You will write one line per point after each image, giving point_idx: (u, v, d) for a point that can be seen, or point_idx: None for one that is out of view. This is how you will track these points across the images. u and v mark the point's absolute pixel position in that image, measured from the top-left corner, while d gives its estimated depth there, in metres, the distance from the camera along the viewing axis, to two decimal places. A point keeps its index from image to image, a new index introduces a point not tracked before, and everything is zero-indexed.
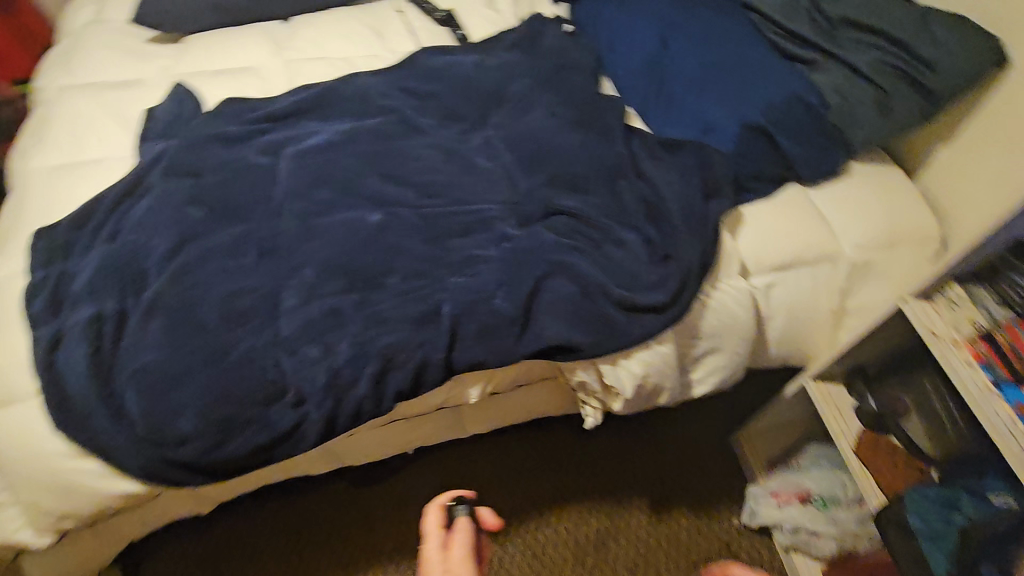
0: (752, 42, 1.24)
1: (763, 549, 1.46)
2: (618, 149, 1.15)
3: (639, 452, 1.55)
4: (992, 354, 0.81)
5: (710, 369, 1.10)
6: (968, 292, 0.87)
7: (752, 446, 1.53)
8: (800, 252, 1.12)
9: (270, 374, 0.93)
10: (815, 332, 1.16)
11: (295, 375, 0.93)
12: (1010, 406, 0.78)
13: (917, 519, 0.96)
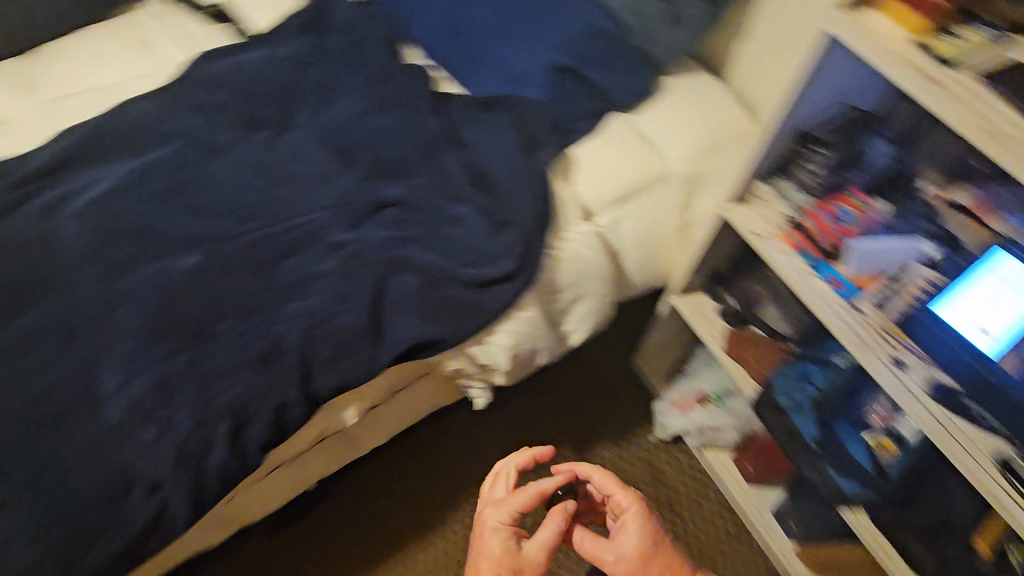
0: None
1: (680, 457, 1.56)
2: (431, 122, 1.09)
3: (548, 401, 1.60)
4: (805, 241, 0.87)
5: (578, 319, 1.11)
6: (775, 183, 0.92)
7: (649, 365, 1.61)
8: (631, 178, 1.14)
9: (105, 472, 0.83)
10: (668, 254, 1.20)
11: (138, 463, 0.84)
12: (825, 281, 0.84)
13: (781, 392, 1.03)
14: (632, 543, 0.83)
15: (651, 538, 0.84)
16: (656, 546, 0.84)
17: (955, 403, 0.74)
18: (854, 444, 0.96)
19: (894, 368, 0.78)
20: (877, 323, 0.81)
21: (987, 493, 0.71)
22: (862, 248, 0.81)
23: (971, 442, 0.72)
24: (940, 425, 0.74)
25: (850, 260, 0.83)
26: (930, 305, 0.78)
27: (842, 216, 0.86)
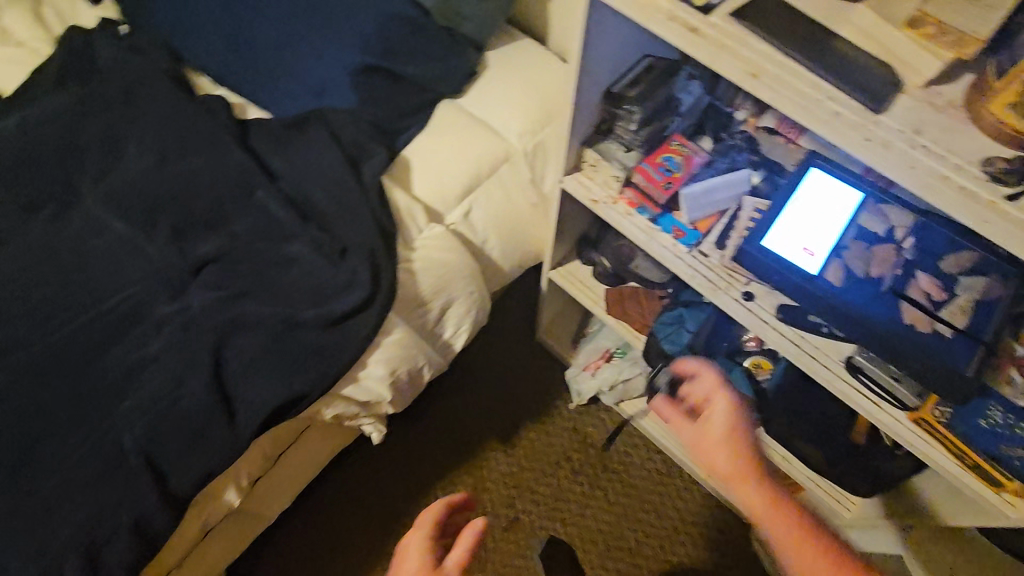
0: None
1: (604, 417, 1.58)
2: (237, 157, 0.98)
3: (463, 403, 1.58)
4: (641, 199, 0.85)
5: (456, 323, 1.07)
6: (598, 148, 0.87)
7: (553, 337, 1.61)
8: (471, 170, 1.09)
9: None
10: (533, 231, 1.17)
11: None
12: (669, 235, 0.85)
13: (665, 338, 1.02)
14: (725, 433, 0.71)
15: (742, 435, 0.71)
16: (748, 443, 0.70)
17: (803, 322, 0.77)
18: (734, 373, 0.98)
19: (746, 304, 0.79)
20: (723, 264, 0.82)
21: (848, 399, 0.76)
22: (694, 193, 0.82)
23: (824, 354, 0.76)
24: (795, 347, 0.77)
25: (685, 209, 0.83)
26: (759, 244, 0.75)
27: (667, 166, 0.84)
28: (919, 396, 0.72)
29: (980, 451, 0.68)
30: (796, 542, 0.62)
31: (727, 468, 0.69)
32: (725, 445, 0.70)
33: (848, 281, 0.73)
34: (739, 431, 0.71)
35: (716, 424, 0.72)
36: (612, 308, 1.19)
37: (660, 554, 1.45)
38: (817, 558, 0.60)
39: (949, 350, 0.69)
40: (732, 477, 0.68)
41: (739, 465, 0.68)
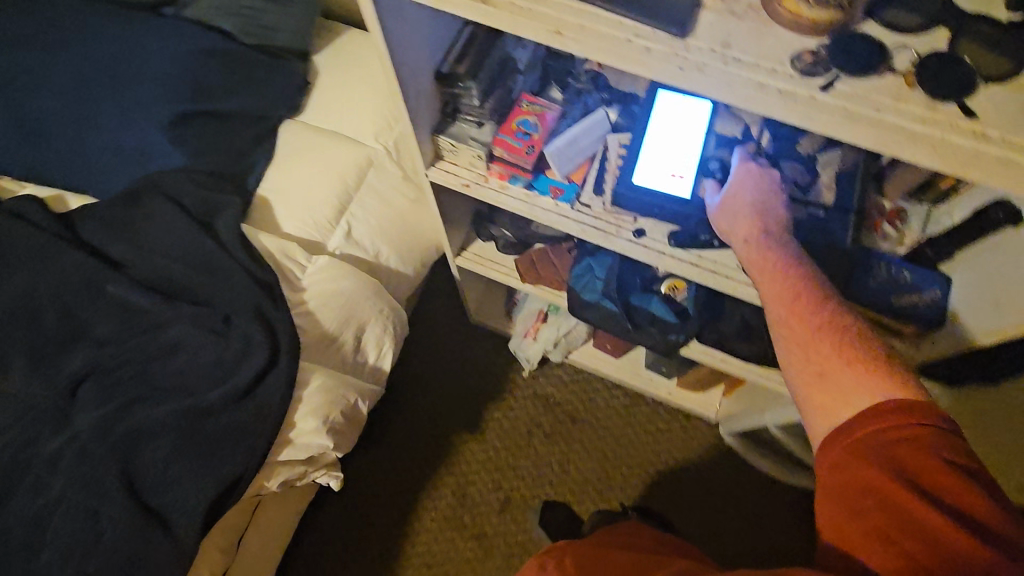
0: (89, 22, 0.94)
1: (558, 374, 1.61)
2: (72, 257, 0.87)
3: (420, 410, 1.57)
4: (510, 169, 0.82)
5: (377, 344, 1.02)
6: (451, 132, 0.82)
7: (487, 315, 1.60)
8: (337, 189, 1.02)
9: None
10: (425, 225, 1.12)
11: None
12: (547, 197, 0.83)
13: (579, 287, 1.04)
14: (749, 214, 0.66)
15: (771, 215, 0.66)
16: (775, 220, 0.65)
17: (695, 242, 0.79)
18: (653, 304, 0.98)
19: (640, 241, 0.80)
20: (607, 210, 0.81)
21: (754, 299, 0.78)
22: (558, 146, 0.81)
23: (721, 266, 0.78)
24: (695, 268, 0.79)
25: (554, 166, 0.81)
26: (631, 183, 0.74)
27: (524, 129, 0.81)
28: None
29: (876, 311, 0.72)
30: (795, 313, 0.59)
31: (745, 248, 0.65)
32: (745, 226, 0.66)
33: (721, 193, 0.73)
34: (757, 209, 0.66)
35: (739, 205, 0.67)
36: (527, 275, 1.17)
37: (648, 480, 1.51)
38: (824, 328, 0.57)
39: (823, 228, 0.72)
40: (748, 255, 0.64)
41: (757, 243, 0.63)
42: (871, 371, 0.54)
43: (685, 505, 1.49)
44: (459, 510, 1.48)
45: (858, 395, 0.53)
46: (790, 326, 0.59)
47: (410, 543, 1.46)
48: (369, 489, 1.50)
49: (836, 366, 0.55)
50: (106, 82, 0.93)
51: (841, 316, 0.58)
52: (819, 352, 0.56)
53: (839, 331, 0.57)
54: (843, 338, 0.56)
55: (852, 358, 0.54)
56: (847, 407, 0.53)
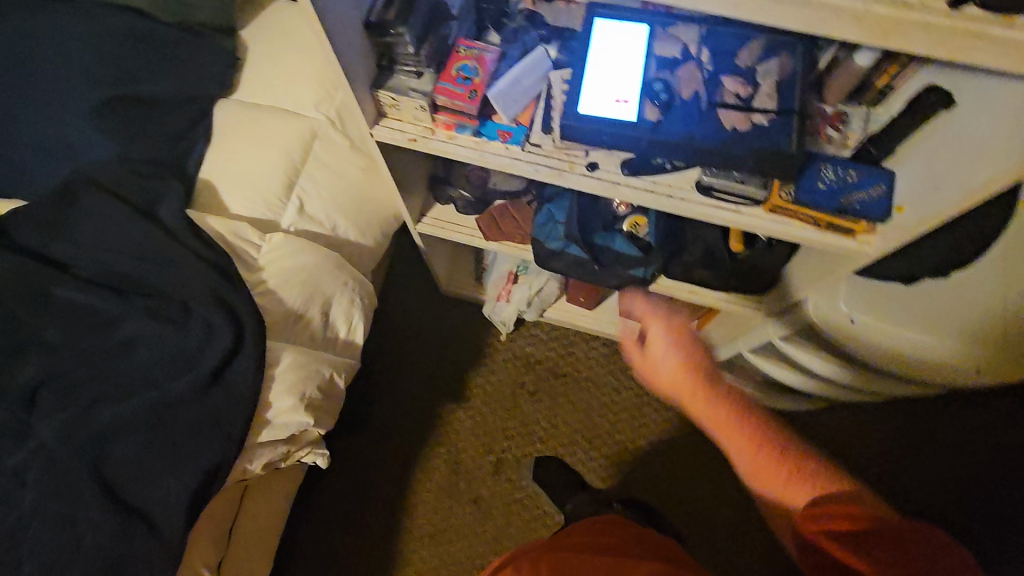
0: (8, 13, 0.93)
1: (536, 333, 1.61)
2: (7, 262, 0.83)
3: (403, 388, 1.56)
4: (455, 117, 0.81)
5: (345, 317, 1.01)
6: (389, 86, 0.80)
7: (458, 284, 1.59)
8: (283, 164, 0.99)
9: None
10: (380, 194, 1.09)
11: None
12: (497, 141, 0.82)
13: (540, 235, 1.03)
14: (670, 355, 0.74)
15: (692, 343, 0.75)
16: (695, 344, 0.74)
17: (648, 168, 0.79)
18: (618, 242, 0.98)
19: (594, 175, 0.80)
20: (557, 148, 0.81)
21: (711, 219, 0.79)
22: (502, 89, 0.79)
23: (676, 188, 0.79)
24: (651, 194, 0.79)
25: (499, 110, 0.80)
26: (575, 112, 0.72)
27: (464, 74, 0.79)
28: (765, 187, 0.75)
29: (829, 210, 0.73)
30: (729, 424, 0.67)
31: (678, 385, 0.72)
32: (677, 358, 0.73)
33: (666, 113, 0.73)
34: (678, 348, 0.74)
35: (661, 351, 0.75)
36: (490, 232, 1.16)
37: (635, 424, 1.54)
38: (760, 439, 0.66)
39: (770, 135, 0.71)
40: (676, 384, 0.72)
41: (703, 392, 0.70)
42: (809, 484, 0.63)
43: (672, 444, 1.52)
44: (454, 478, 1.50)
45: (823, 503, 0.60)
46: (743, 440, 0.66)
47: (410, 516, 1.46)
48: (362, 472, 1.49)
49: (784, 481, 0.63)
50: (40, 89, 0.92)
51: (763, 422, 0.68)
52: (790, 477, 0.63)
53: (773, 441, 0.66)
54: (763, 448, 0.65)
55: (783, 463, 0.64)
56: (790, 501, 0.63)
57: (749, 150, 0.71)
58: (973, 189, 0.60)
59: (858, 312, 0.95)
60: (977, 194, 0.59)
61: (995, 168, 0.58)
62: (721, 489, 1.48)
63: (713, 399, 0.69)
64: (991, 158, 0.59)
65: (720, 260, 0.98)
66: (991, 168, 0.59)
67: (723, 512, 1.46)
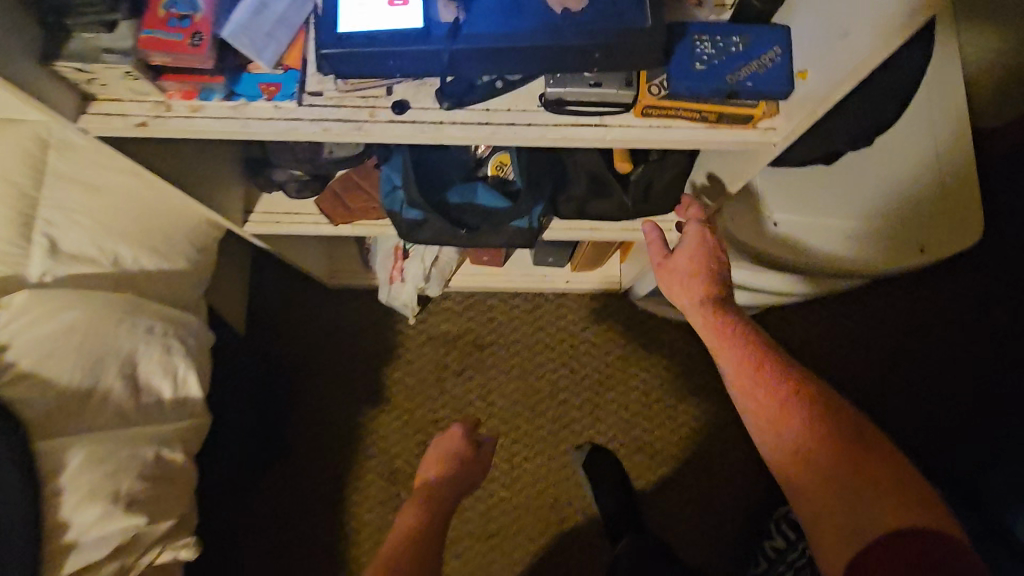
0: None
1: (449, 306, 1.41)
2: None
3: (309, 407, 1.32)
4: (191, 79, 0.56)
5: (166, 369, 0.78)
6: (67, 51, 0.53)
7: (346, 274, 1.35)
8: (4, 193, 0.71)
9: None
10: (175, 204, 0.83)
11: None
12: (261, 99, 0.58)
13: (391, 197, 0.76)
14: (696, 273, 0.74)
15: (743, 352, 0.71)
16: (748, 363, 0.70)
17: (474, 92, 0.57)
18: (480, 193, 0.77)
19: (404, 117, 0.58)
20: (345, 91, 0.58)
21: (576, 142, 0.59)
22: (243, 23, 0.55)
23: (518, 112, 0.58)
24: (486, 128, 0.58)
25: (253, 57, 0.56)
26: (336, 33, 0.49)
27: (177, 11, 0.54)
28: (630, 83, 0.55)
29: (714, 99, 0.55)
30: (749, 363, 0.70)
31: (684, 295, 0.76)
32: (698, 293, 0.74)
33: (467, 6, 0.50)
34: (699, 263, 0.75)
35: (670, 285, 0.76)
36: (337, 216, 0.92)
37: (577, 380, 1.39)
38: (773, 386, 0.68)
39: (617, 13, 0.50)
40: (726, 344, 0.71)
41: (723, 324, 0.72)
42: (833, 428, 0.65)
43: (621, 390, 1.38)
44: (397, 491, 1.32)
45: (847, 485, 0.62)
46: (769, 407, 0.68)
47: (358, 547, 1.29)
48: (286, 513, 1.29)
49: (770, 394, 0.68)
50: None
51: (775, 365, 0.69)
52: (807, 449, 0.65)
53: (760, 362, 0.70)
54: (777, 382, 0.68)
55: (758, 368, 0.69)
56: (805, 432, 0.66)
57: (592, 38, 0.50)
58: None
59: (777, 212, 0.86)
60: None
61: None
62: (681, 424, 1.36)
63: (752, 359, 0.70)
64: None
65: (610, 187, 0.78)
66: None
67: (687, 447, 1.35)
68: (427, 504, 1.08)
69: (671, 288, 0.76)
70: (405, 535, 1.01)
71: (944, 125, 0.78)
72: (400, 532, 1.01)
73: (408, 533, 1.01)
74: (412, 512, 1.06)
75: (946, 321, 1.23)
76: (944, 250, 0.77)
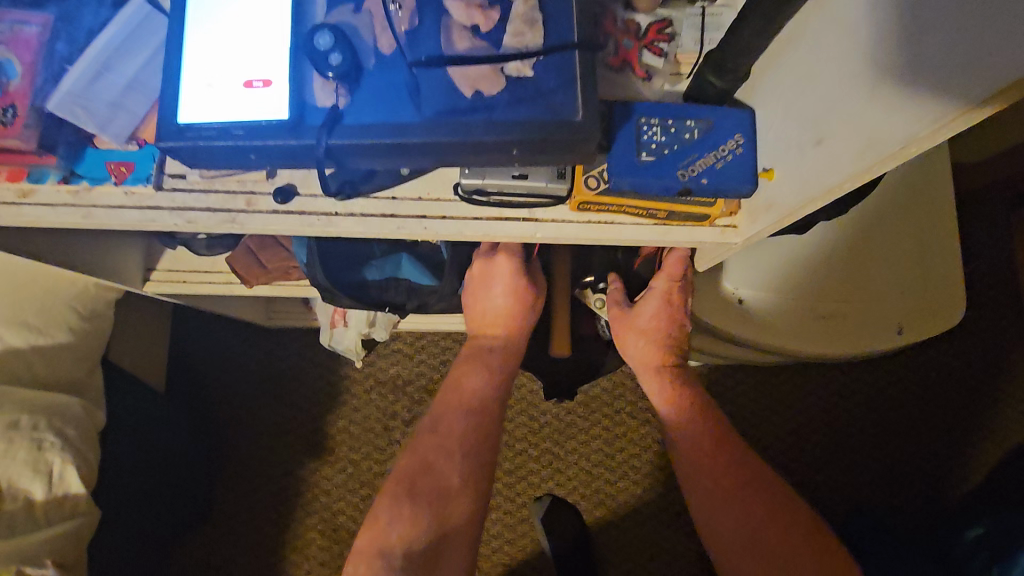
0: None
1: (397, 346, 1.21)
2: None
3: (237, 468, 1.15)
4: (14, 158, 0.45)
5: (38, 468, 0.67)
6: None
7: (278, 313, 1.16)
8: None
9: None
10: (51, 278, 0.70)
11: None
12: (108, 183, 0.47)
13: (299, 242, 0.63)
14: (653, 325, 0.65)
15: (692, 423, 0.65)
16: (696, 439, 0.64)
17: (373, 179, 0.46)
18: (404, 267, 0.67)
19: (289, 208, 0.47)
20: (213, 175, 0.47)
21: (502, 237, 0.49)
22: (75, 90, 0.44)
23: (428, 203, 0.48)
24: (390, 222, 0.47)
25: (95, 131, 0.45)
26: (177, 123, 0.38)
27: None
28: (562, 176, 0.46)
29: (663, 197, 0.45)
30: (695, 437, 0.64)
31: (641, 353, 0.66)
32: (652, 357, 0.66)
33: (351, 87, 0.39)
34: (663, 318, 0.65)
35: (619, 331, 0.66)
36: (251, 277, 0.79)
37: (536, 429, 1.14)
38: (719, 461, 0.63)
39: (539, 100, 0.40)
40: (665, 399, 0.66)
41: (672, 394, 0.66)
42: (775, 511, 0.59)
43: (585, 439, 1.15)
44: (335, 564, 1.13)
45: (781, 547, 0.57)
46: (714, 485, 0.62)
47: None
48: None
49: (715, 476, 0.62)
50: None
51: (722, 442, 0.64)
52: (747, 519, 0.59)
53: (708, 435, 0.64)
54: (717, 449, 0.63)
55: (707, 441, 0.64)
56: (749, 518, 0.59)
57: (509, 130, 0.39)
58: (927, 103, 0.31)
59: (746, 290, 0.73)
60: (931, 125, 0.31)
61: (949, 55, 0.30)
62: (666, 479, 1.13)
63: (693, 413, 0.66)
64: (893, 78, 0.34)
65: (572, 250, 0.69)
66: (944, 64, 0.30)
67: (663, 505, 1.12)
68: (489, 358, 0.67)
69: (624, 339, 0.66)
70: (460, 416, 0.64)
71: (914, 194, 0.72)
72: (442, 432, 0.63)
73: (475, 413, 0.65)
74: (481, 366, 0.66)
75: (996, 370, 1.01)
76: (920, 331, 0.72)
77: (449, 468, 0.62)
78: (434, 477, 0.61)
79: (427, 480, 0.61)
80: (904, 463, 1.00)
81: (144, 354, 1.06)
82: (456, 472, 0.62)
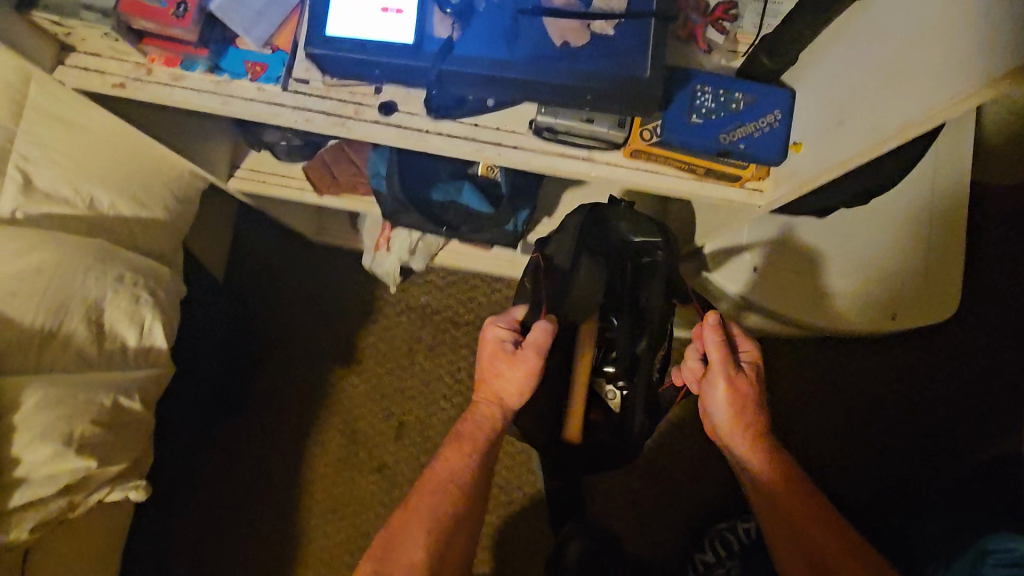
0: None
1: (429, 279, 1.30)
2: None
3: (273, 366, 1.26)
4: (173, 47, 0.55)
5: (131, 319, 0.78)
6: (44, 1, 0.51)
7: (327, 232, 1.25)
8: None
9: None
10: (151, 155, 0.82)
11: None
12: (245, 78, 0.56)
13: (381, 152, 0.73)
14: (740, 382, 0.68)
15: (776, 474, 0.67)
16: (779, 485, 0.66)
17: (463, 106, 0.55)
18: (465, 194, 0.77)
19: (389, 120, 0.56)
20: (332, 83, 0.56)
21: (562, 173, 0.57)
22: None
23: (505, 133, 0.56)
24: (470, 144, 0.56)
25: (240, 33, 0.54)
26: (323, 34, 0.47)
27: None
28: (621, 125, 0.53)
29: (704, 154, 0.53)
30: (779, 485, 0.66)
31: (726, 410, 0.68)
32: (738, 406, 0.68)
33: (463, 23, 0.48)
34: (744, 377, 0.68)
35: (717, 378, 0.67)
36: (322, 185, 0.89)
37: None
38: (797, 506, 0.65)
39: (615, 54, 0.48)
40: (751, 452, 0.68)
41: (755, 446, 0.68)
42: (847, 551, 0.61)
43: None
44: (349, 464, 1.24)
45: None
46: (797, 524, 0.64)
47: (305, 514, 1.22)
48: (232, 468, 1.22)
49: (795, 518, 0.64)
50: None
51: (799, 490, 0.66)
52: (803, 533, 0.63)
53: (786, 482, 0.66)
54: (783, 479, 0.66)
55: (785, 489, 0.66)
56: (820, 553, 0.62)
57: (586, 76, 0.48)
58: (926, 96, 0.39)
59: None
60: (924, 120, 0.39)
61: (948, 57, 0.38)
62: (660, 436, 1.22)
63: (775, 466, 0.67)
64: (906, 75, 0.41)
65: (598, 289, 0.71)
66: (945, 65, 0.38)
67: None
68: (466, 439, 0.68)
69: (715, 388, 0.68)
70: (436, 492, 0.65)
71: (941, 196, 0.77)
72: (414, 512, 0.64)
73: (448, 489, 0.65)
74: (458, 447, 0.68)
75: (988, 380, 1.07)
76: (912, 320, 0.79)
77: (414, 547, 0.61)
78: (400, 554, 0.61)
79: (394, 558, 0.61)
80: (884, 453, 1.07)
81: (208, 250, 1.17)
82: (420, 547, 0.62)
